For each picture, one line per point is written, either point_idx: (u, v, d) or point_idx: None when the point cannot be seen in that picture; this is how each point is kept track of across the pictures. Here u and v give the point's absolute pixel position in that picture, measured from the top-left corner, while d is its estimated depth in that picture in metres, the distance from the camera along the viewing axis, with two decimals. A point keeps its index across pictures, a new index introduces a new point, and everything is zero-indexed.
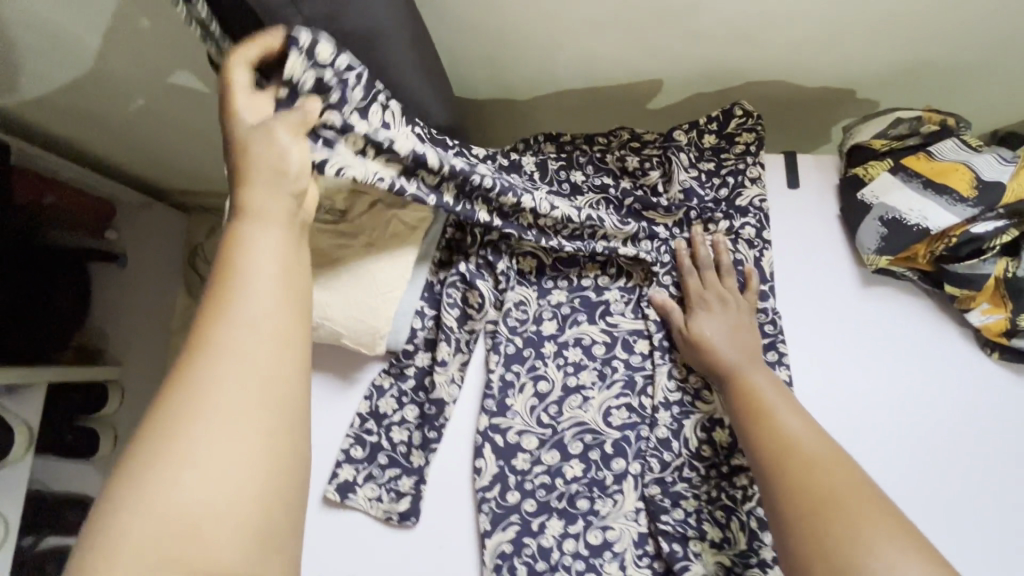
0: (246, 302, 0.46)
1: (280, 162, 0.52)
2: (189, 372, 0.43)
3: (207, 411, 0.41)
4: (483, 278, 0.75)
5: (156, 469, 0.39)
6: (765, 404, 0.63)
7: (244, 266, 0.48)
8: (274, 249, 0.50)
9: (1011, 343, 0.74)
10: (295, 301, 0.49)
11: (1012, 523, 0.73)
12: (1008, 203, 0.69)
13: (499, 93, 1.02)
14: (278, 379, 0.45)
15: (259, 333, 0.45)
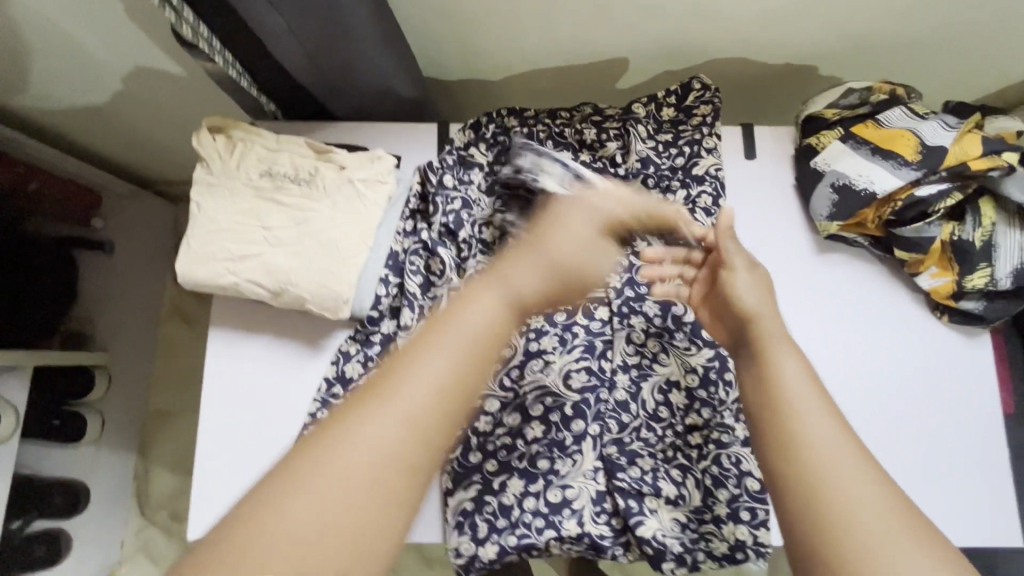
0: (431, 358, 0.42)
1: (570, 248, 0.54)
2: (371, 394, 0.41)
3: (343, 466, 0.38)
4: (445, 246, 0.77)
5: (303, 471, 0.37)
6: (786, 396, 0.48)
7: (450, 326, 0.44)
8: (484, 320, 0.45)
9: (959, 304, 0.77)
10: (478, 372, 0.43)
11: (944, 477, 0.77)
12: (950, 165, 0.71)
13: (470, 72, 1.03)
14: (417, 458, 0.39)
15: (433, 385, 0.41)
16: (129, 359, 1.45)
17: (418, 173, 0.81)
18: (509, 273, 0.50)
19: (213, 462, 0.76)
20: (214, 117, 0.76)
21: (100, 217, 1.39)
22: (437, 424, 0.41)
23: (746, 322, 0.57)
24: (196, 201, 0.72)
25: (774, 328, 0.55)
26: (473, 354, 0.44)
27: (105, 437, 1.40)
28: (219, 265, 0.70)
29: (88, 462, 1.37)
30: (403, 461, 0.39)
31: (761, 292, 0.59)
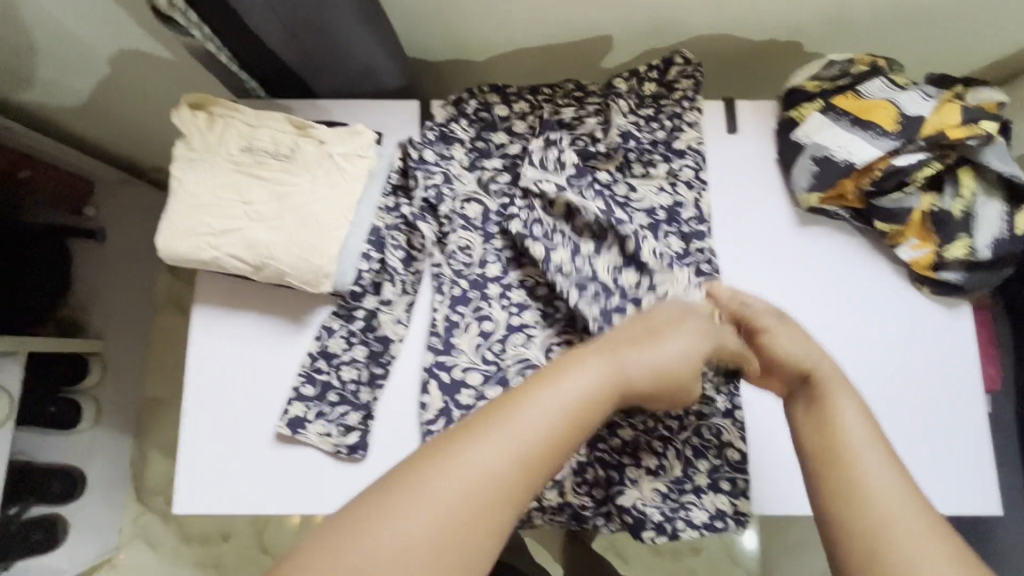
0: (533, 410, 0.45)
1: (660, 332, 0.56)
2: (474, 430, 0.44)
3: (436, 492, 0.41)
4: (425, 221, 0.78)
5: (400, 486, 0.42)
6: (841, 437, 0.53)
7: (555, 387, 0.47)
8: (584, 387, 0.48)
9: (939, 276, 0.77)
10: (566, 439, 0.46)
11: (925, 448, 0.78)
12: (927, 134, 0.72)
13: (454, 51, 1.02)
14: (507, 506, 0.42)
15: (532, 433, 0.44)
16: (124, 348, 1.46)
17: (399, 149, 0.81)
18: (613, 349, 0.52)
19: (199, 437, 0.77)
20: (194, 93, 0.76)
21: (94, 205, 1.40)
22: (525, 481, 0.43)
23: (805, 378, 0.60)
24: (176, 177, 0.72)
25: (821, 376, 0.59)
26: (572, 417, 0.46)
27: (100, 425, 1.41)
28: (200, 240, 0.71)
29: (85, 447, 1.39)
30: (493, 506, 0.42)
31: (801, 338, 0.63)
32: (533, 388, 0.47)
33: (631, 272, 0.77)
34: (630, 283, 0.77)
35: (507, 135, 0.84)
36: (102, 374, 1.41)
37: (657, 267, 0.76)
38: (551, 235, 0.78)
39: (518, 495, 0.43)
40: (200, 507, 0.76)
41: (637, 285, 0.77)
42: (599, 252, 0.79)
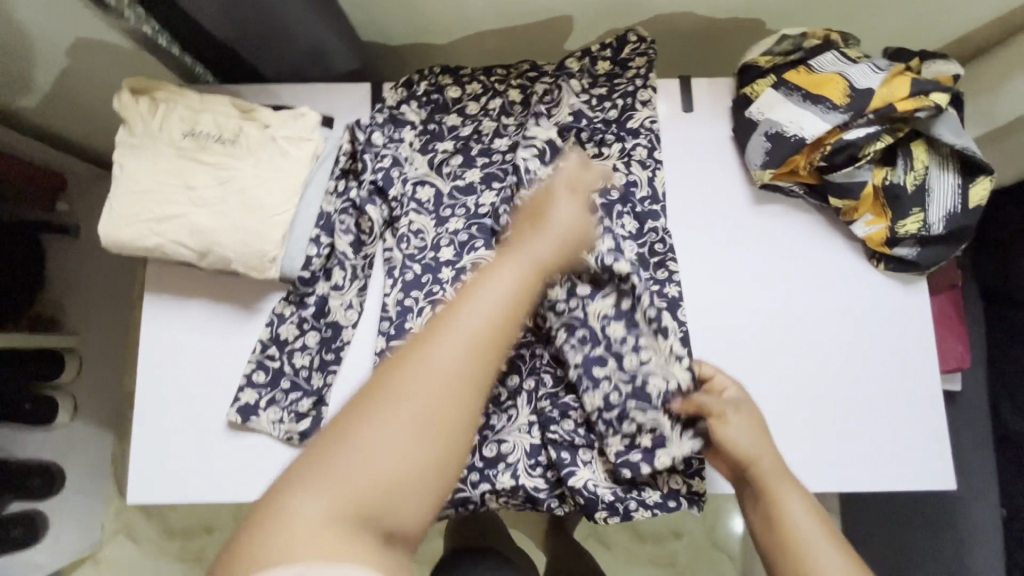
0: (475, 304, 0.47)
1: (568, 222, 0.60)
2: (423, 339, 0.46)
3: (404, 393, 0.44)
4: (374, 205, 0.78)
5: (365, 404, 0.44)
6: (800, 542, 0.59)
7: (482, 288, 0.49)
8: (509, 283, 0.50)
9: (894, 252, 0.76)
10: (512, 322, 0.48)
11: (883, 426, 0.77)
12: (876, 107, 0.71)
13: (412, 37, 1.00)
14: (472, 391, 0.45)
15: (475, 325, 0.46)
16: (100, 342, 1.43)
17: (347, 131, 0.79)
18: (529, 248, 0.54)
19: (152, 427, 0.76)
20: (137, 78, 0.75)
21: (66, 201, 1.36)
22: (483, 369, 0.46)
23: (748, 468, 0.65)
24: (118, 162, 0.71)
25: (768, 477, 0.63)
26: (507, 311, 0.48)
27: (76, 423, 1.38)
28: (143, 226, 0.70)
29: (63, 443, 1.36)
30: (444, 404, 0.44)
31: (752, 432, 0.66)
32: (465, 293, 0.49)
33: (618, 324, 0.72)
34: (617, 336, 0.72)
35: (459, 116, 0.83)
36: (77, 375, 1.38)
37: (645, 329, 0.72)
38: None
39: (468, 388, 0.45)
40: (153, 497, 0.75)
41: (624, 339, 0.71)
42: (592, 296, 0.73)
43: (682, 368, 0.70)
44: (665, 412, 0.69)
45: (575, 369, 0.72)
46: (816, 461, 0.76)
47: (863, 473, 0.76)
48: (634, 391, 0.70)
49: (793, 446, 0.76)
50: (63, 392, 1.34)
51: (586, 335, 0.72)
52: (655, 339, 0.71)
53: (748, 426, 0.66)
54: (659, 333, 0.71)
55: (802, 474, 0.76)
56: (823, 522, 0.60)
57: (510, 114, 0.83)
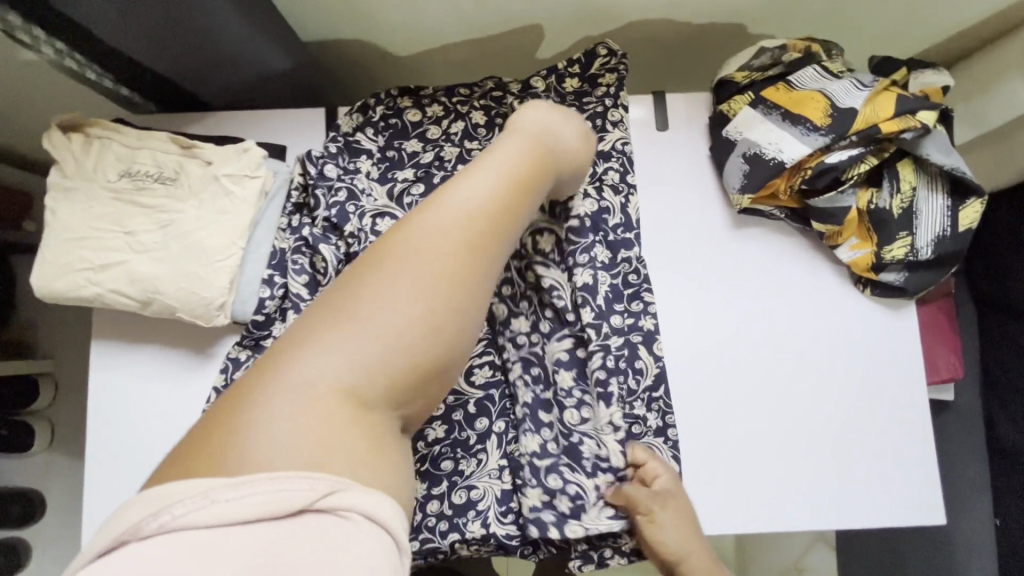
0: (473, 182, 0.47)
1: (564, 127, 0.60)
2: (419, 212, 0.45)
3: (403, 260, 0.43)
4: (328, 241, 0.73)
5: (363, 277, 0.42)
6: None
7: (480, 174, 0.48)
8: (505, 172, 0.49)
9: (880, 277, 0.72)
10: (510, 204, 0.48)
11: (875, 463, 0.73)
12: (859, 128, 0.67)
13: (376, 51, 0.94)
14: (471, 258, 0.45)
15: (473, 200, 0.46)
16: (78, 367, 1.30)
17: (299, 164, 0.75)
18: (521, 135, 0.55)
19: (107, 480, 0.73)
20: (69, 113, 0.69)
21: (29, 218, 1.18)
22: (483, 239, 0.46)
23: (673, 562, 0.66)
24: (50, 208, 0.66)
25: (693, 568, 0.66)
26: (507, 193, 0.48)
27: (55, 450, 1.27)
28: (80, 276, 0.65)
29: (43, 470, 1.26)
30: (445, 267, 0.43)
31: (680, 526, 0.66)
32: (464, 177, 0.48)
33: (568, 373, 0.71)
34: (564, 386, 0.71)
35: (419, 141, 0.79)
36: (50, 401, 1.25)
37: (592, 386, 0.71)
38: (518, 299, 0.75)
39: (471, 268, 0.44)
40: None
41: (571, 387, 0.71)
42: (551, 336, 0.73)
43: (613, 436, 0.69)
44: (592, 483, 0.68)
45: (522, 409, 0.71)
46: (805, 497, 0.73)
47: (848, 509, 0.72)
48: (569, 450, 0.69)
49: (776, 482, 0.73)
50: (38, 418, 1.24)
51: (540, 374, 0.72)
52: (600, 400, 0.70)
53: (683, 514, 0.67)
54: (602, 397, 0.70)
55: (785, 513, 0.72)
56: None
57: (474, 138, 0.78)
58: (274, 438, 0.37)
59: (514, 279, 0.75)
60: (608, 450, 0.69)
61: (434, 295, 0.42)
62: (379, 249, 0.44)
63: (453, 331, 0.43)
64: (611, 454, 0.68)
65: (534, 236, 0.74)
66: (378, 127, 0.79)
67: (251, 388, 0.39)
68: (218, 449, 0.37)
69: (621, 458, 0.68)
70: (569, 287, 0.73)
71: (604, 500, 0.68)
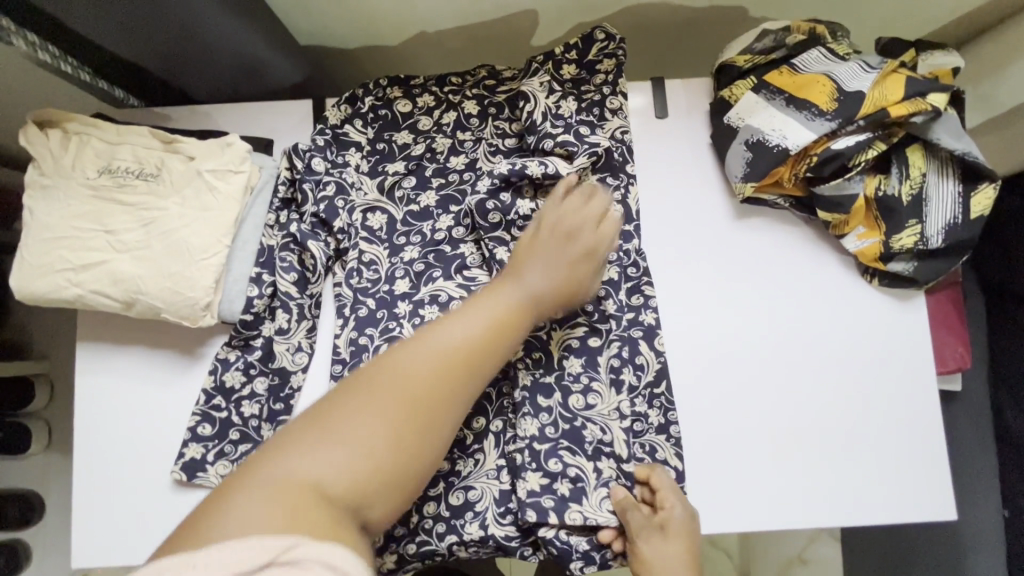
0: (476, 319, 0.53)
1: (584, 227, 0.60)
2: (426, 340, 0.51)
3: (400, 382, 0.48)
4: (317, 238, 0.71)
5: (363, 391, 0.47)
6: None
7: (479, 310, 0.53)
8: (506, 308, 0.54)
9: (889, 267, 0.70)
10: (501, 339, 0.53)
11: (884, 460, 0.71)
12: (867, 112, 0.64)
13: (365, 38, 0.90)
14: (457, 390, 0.49)
15: (468, 333, 0.51)
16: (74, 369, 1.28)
17: (286, 157, 0.73)
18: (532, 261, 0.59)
19: (95, 485, 0.71)
20: (46, 108, 0.67)
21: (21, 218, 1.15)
22: (469, 375, 0.50)
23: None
24: (28, 207, 0.64)
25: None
26: (500, 329, 0.53)
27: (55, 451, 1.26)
28: (60, 276, 0.63)
29: (40, 472, 1.24)
30: (430, 396, 0.48)
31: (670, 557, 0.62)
32: (461, 311, 0.53)
33: (577, 359, 0.69)
34: (572, 371, 0.69)
35: (410, 133, 0.76)
36: (47, 403, 1.24)
37: (603, 374, 0.69)
38: None
39: (449, 397, 0.49)
40: (100, 560, 0.70)
41: (578, 376, 0.69)
42: (564, 323, 0.70)
43: (618, 423, 0.67)
44: (592, 465, 0.66)
45: (521, 392, 0.69)
46: (813, 495, 0.71)
47: (853, 505, 0.70)
48: (569, 433, 0.67)
49: (780, 480, 0.71)
50: (35, 421, 1.22)
51: (541, 359, 0.69)
52: (608, 386, 0.69)
53: (677, 552, 0.63)
54: (613, 384, 0.69)
55: (788, 510, 0.70)
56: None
57: (467, 128, 0.76)
58: (246, 514, 0.39)
59: None
60: (613, 435, 0.67)
61: (413, 418, 0.47)
62: (382, 367, 0.49)
63: (424, 452, 0.47)
64: (613, 441, 0.67)
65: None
66: (370, 118, 0.76)
67: (238, 478, 0.43)
68: (201, 526, 0.40)
69: (623, 446, 0.67)
70: None
71: (609, 491, 0.66)
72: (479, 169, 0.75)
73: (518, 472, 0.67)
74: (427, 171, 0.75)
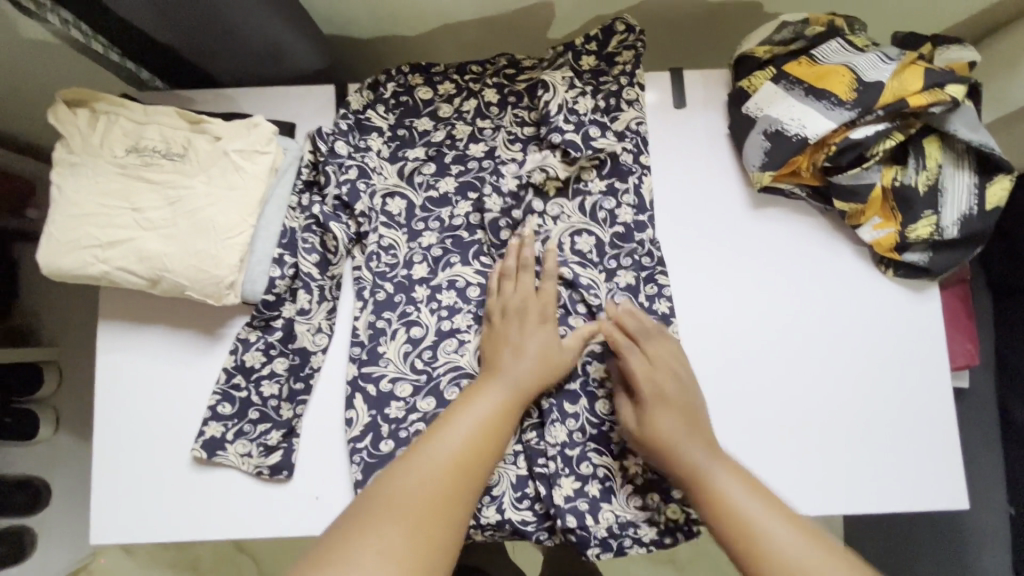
0: (458, 429, 0.59)
1: (556, 344, 0.67)
2: (414, 456, 0.56)
3: (401, 502, 0.53)
4: (339, 220, 0.72)
5: (367, 519, 0.51)
6: (746, 521, 0.54)
7: (464, 417, 0.60)
8: (493, 409, 0.61)
9: (903, 258, 0.71)
10: (485, 448, 0.59)
11: (896, 450, 0.72)
12: (886, 102, 0.65)
13: (383, 27, 0.91)
14: (454, 502, 0.54)
15: (452, 446, 0.57)
16: (81, 352, 1.26)
17: (309, 141, 0.74)
18: (504, 367, 0.64)
19: (114, 463, 0.72)
20: (73, 88, 0.68)
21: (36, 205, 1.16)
22: (462, 486, 0.55)
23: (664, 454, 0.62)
24: (56, 184, 0.65)
25: (695, 463, 0.59)
26: (483, 439, 0.59)
27: (63, 436, 1.24)
28: (87, 253, 0.64)
29: (48, 456, 1.23)
30: (429, 515, 0.52)
31: (674, 419, 0.62)
32: (449, 421, 0.59)
33: (601, 364, 0.71)
34: (596, 376, 0.71)
35: (431, 120, 0.77)
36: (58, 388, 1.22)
37: None
38: None
39: (456, 499, 0.55)
40: (118, 538, 0.71)
41: (603, 380, 0.71)
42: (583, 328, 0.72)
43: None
44: (619, 465, 0.69)
45: (546, 401, 0.70)
46: (826, 483, 0.71)
47: (865, 494, 0.71)
48: (598, 435, 0.70)
49: (793, 469, 0.71)
50: (43, 406, 1.20)
51: None
52: None
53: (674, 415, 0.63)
54: None
55: (801, 498, 0.71)
56: (760, 498, 0.56)
57: (486, 116, 0.77)
58: None
59: None
60: None
61: (427, 525, 0.52)
62: (381, 489, 0.54)
63: (440, 557, 0.51)
64: None
65: (571, 239, 0.73)
66: (391, 105, 0.77)
67: None
68: None
69: None
70: (606, 286, 0.73)
71: (635, 487, 0.69)
72: (498, 157, 0.76)
73: (552, 479, 0.68)
74: (445, 161, 0.76)
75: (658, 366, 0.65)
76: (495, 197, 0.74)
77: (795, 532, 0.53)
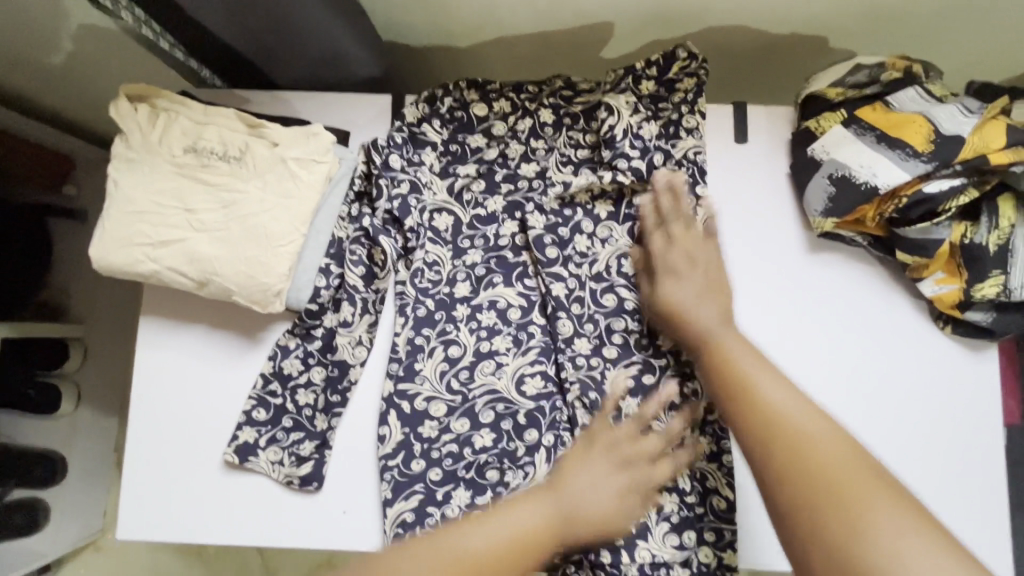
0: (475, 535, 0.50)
1: (631, 508, 0.56)
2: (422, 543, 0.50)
3: None
4: (388, 234, 0.72)
5: None
6: (743, 377, 0.56)
7: (496, 519, 0.52)
8: (529, 527, 0.52)
9: (966, 315, 0.68)
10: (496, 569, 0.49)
11: (949, 510, 0.68)
12: (966, 158, 0.63)
13: (439, 38, 0.91)
14: None
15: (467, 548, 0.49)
16: (107, 331, 1.24)
17: (363, 152, 0.74)
18: (570, 496, 0.55)
19: (147, 459, 0.71)
20: (136, 83, 0.68)
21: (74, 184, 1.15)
22: None
23: (686, 323, 0.62)
24: (113, 178, 0.65)
25: (705, 326, 0.61)
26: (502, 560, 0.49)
27: (83, 412, 1.20)
28: (139, 251, 0.64)
29: (66, 431, 1.17)
30: None
31: (695, 289, 0.63)
32: (480, 517, 0.52)
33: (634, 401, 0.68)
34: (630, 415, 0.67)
35: (484, 137, 0.76)
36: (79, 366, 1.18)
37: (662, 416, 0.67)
38: (585, 320, 0.70)
39: None
40: (146, 535, 0.70)
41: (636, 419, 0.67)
42: (617, 362, 0.69)
43: None
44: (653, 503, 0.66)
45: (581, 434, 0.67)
46: None
47: None
48: None
49: None
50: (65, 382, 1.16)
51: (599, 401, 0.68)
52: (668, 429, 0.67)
53: (703, 282, 0.64)
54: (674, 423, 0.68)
55: None
56: (764, 364, 0.57)
57: (540, 136, 0.76)
58: None
59: (585, 298, 0.70)
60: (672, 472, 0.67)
61: None
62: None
63: None
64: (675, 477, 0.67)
65: (619, 261, 0.71)
66: (444, 121, 0.76)
67: None
68: None
69: (685, 482, 0.67)
70: None
71: (670, 527, 0.66)
72: (548, 179, 0.74)
73: None
74: (496, 177, 0.75)
75: (676, 247, 0.66)
76: (541, 216, 0.73)
77: (788, 395, 0.54)
